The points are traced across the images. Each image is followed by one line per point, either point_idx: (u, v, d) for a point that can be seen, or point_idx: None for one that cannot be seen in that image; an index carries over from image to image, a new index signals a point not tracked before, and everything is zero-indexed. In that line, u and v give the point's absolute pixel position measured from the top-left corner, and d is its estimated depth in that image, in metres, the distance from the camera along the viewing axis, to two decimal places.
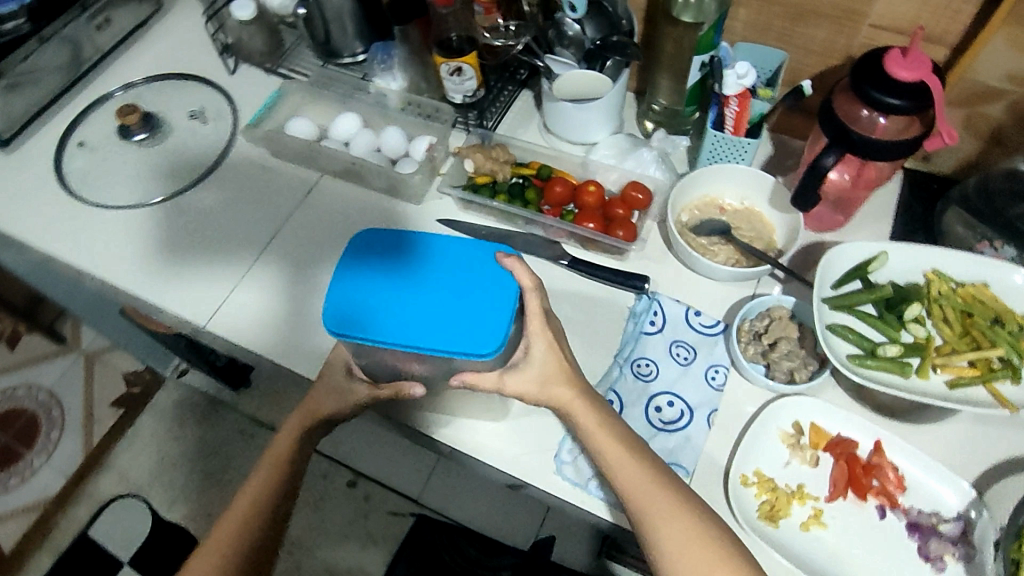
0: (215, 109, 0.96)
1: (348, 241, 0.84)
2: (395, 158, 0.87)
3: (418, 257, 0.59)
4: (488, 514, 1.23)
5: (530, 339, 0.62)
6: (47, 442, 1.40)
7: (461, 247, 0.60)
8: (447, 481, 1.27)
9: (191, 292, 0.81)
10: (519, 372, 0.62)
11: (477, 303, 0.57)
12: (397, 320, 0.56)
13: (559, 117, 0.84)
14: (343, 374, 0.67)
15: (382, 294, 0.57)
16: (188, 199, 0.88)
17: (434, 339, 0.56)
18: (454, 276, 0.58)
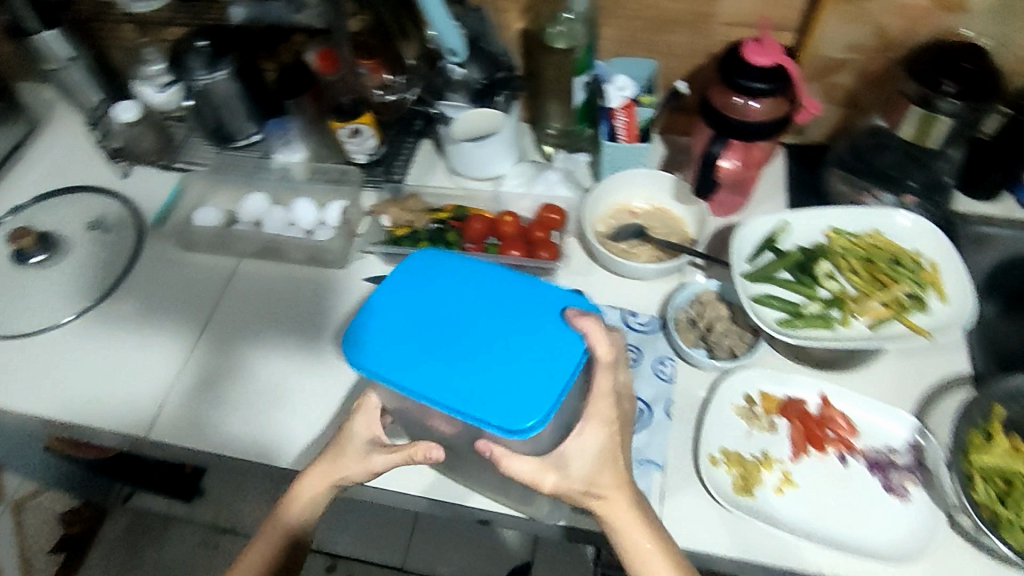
0: (115, 216, 0.93)
1: (279, 319, 0.82)
2: (311, 229, 0.87)
3: (481, 303, 0.56)
4: (476, 564, 1.21)
5: (586, 422, 0.56)
6: None
7: (525, 295, 0.56)
8: (427, 541, 1.24)
9: (123, 405, 0.78)
10: (565, 465, 0.55)
11: (536, 361, 0.53)
12: (446, 366, 0.53)
13: (461, 158, 0.86)
14: (369, 421, 0.62)
15: (438, 336, 0.54)
16: (103, 311, 0.85)
17: (474, 398, 0.52)
18: (514, 327, 0.55)
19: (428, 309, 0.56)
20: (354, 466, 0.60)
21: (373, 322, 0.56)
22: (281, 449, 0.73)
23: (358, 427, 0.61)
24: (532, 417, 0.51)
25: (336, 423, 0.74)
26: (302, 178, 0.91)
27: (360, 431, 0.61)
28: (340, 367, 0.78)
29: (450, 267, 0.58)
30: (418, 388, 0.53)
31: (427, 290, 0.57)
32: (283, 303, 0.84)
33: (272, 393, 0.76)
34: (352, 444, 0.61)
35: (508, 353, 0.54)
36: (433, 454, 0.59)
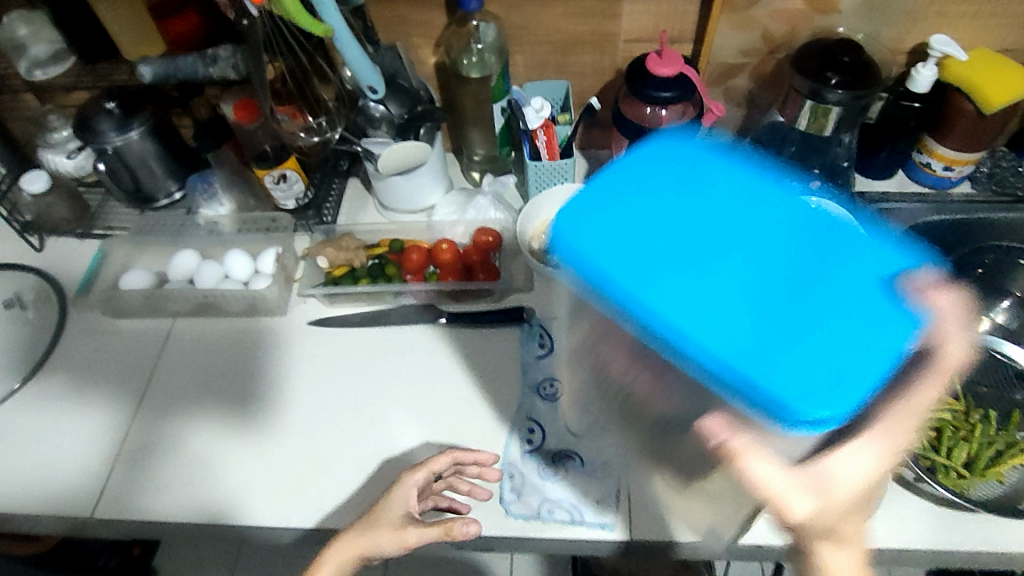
0: (34, 292, 0.89)
1: (224, 373, 0.80)
2: (247, 279, 0.85)
3: (777, 221, 0.42)
4: None
5: (861, 439, 0.46)
6: None
7: (847, 230, 0.43)
8: None
9: (65, 488, 0.73)
10: (823, 475, 0.47)
11: (864, 329, 0.40)
12: (718, 309, 0.41)
13: (391, 193, 0.88)
14: (410, 494, 0.65)
15: (700, 256, 0.42)
16: (30, 392, 0.81)
17: (746, 354, 0.40)
18: (826, 270, 0.41)
19: (708, 212, 0.43)
20: (386, 538, 0.62)
21: (615, 209, 0.43)
22: (244, 508, 0.70)
23: (396, 499, 0.65)
24: (819, 405, 0.39)
25: (297, 472, 0.72)
26: (232, 230, 0.90)
27: (397, 503, 0.65)
28: (294, 416, 0.76)
29: (728, 161, 0.44)
30: (665, 318, 0.41)
31: (686, 186, 0.43)
32: (226, 359, 0.82)
33: (226, 452, 0.74)
34: (385, 514, 0.64)
35: (815, 304, 0.41)
36: (468, 528, 0.62)
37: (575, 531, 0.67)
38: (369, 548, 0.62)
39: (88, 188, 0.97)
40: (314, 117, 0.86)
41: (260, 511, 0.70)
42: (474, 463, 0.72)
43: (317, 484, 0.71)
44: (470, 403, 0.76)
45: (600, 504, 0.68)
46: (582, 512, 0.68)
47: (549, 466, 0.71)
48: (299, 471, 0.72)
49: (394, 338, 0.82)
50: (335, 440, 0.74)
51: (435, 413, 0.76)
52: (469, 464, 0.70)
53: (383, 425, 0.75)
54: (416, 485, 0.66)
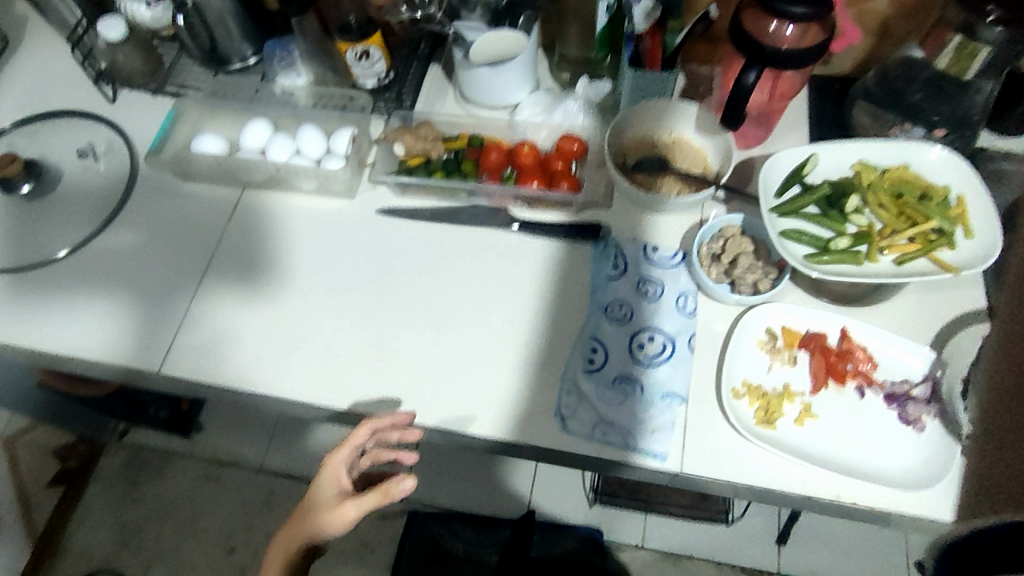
0: (105, 143, 0.88)
1: (289, 251, 0.80)
2: (318, 158, 0.82)
3: None
4: (474, 493, 1.31)
5: None
6: None
7: None
8: (426, 472, 1.33)
9: (132, 342, 0.75)
10: None
11: None
12: None
13: (475, 84, 0.82)
14: (333, 482, 0.64)
15: None
16: (103, 243, 0.81)
17: None
18: None
19: None
20: (327, 517, 0.61)
21: None
22: (304, 386, 0.71)
23: (327, 479, 0.64)
24: None
25: (357, 358, 0.73)
26: (307, 104, 0.86)
27: (329, 482, 0.64)
28: (358, 302, 0.76)
29: None
30: None
31: None
32: (294, 236, 0.80)
33: (288, 330, 0.75)
34: (323, 495, 0.63)
35: None
36: (404, 485, 0.58)
37: (627, 455, 0.67)
38: (320, 531, 0.62)
39: (163, 42, 0.93)
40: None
41: (319, 391, 0.71)
42: (533, 376, 0.71)
43: (377, 373, 0.72)
44: (533, 312, 0.75)
45: (656, 432, 0.68)
46: (636, 437, 0.67)
47: (608, 387, 0.70)
48: (360, 359, 0.73)
49: (465, 239, 0.79)
50: (395, 334, 0.74)
51: (499, 321, 0.74)
52: (389, 431, 0.64)
53: (447, 327, 0.74)
54: (344, 461, 0.64)
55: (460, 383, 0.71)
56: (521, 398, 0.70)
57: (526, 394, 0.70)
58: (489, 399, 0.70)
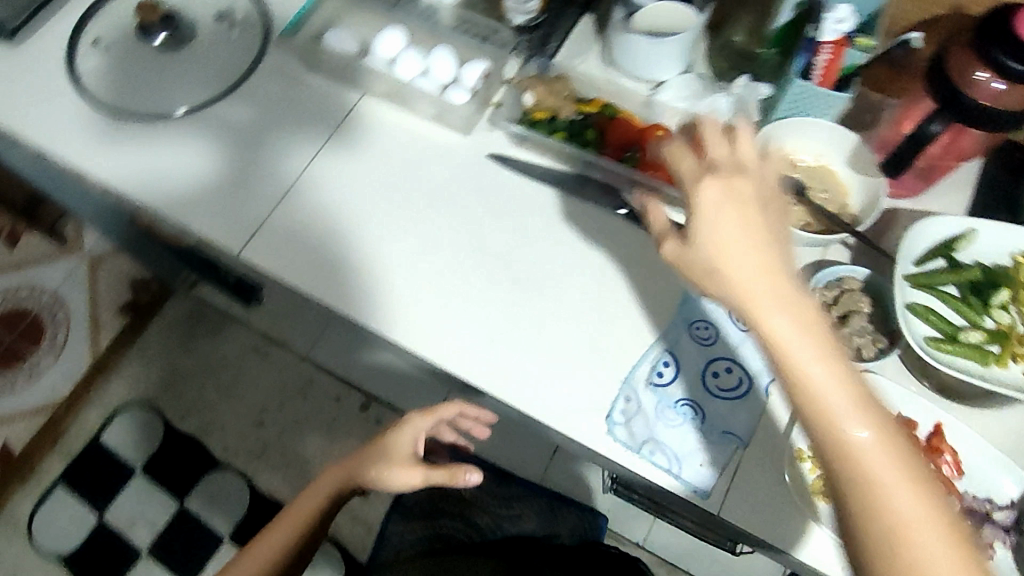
0: (245, 9, 0.85)
1: (390, 170, 0.77)
2: (445, 86, 0.78)
3: None
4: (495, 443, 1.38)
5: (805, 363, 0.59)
6: (54, 345, 1.54)
7: None
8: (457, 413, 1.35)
9: (220, 217, 0.76)
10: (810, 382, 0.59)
11: None
12: None
13: (627, 53, 0.76)
14: (408, 446, 0.77)
15: None
16: (217, 112, 0.80)
17: None
18: None
19: None
20: (398, 472, 0.75)
21: None
22: (370, 311, 0.71)
23: (405, 439, 0.77)
24: None
25: (428, 299, 0.72)
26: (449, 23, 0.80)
27: (405, 441, 0.77)
28: (443, 243, 0.74)
29: None
30: None
31: None
32: (399, 156, 0.78)
33: (368, 251, 0.74)
34: (397, 450, 0.76)
35: None
36: (471, 477, 0.73)
37: (667, 481, 0.65)
38: (386, 480, 0.75)
39: None
40: None
41: (382, 320, 0.71)
42: (596, 370, 0.69)
43: (444, 319, 0.71)
44: (615, 305, 0.71)
45: (702, 466, 0.65)
46: (681, 465, 0.65)
47: (668, 407, 0.67)
48: (430, 301, 0.72)
49: (567, 207, 0.75)
50: (472, 286, 0.72)
51: (578, 305, 0.71)
52: (469, 418, 0.78)
53: (524, 294, 0.72)
54: (422, 429, 0.77)
55: (521, 354, 0.70)
56: (577, 389, 0.68)
57: (583, 386, 0.68)
58: (545, 379, 0.69)
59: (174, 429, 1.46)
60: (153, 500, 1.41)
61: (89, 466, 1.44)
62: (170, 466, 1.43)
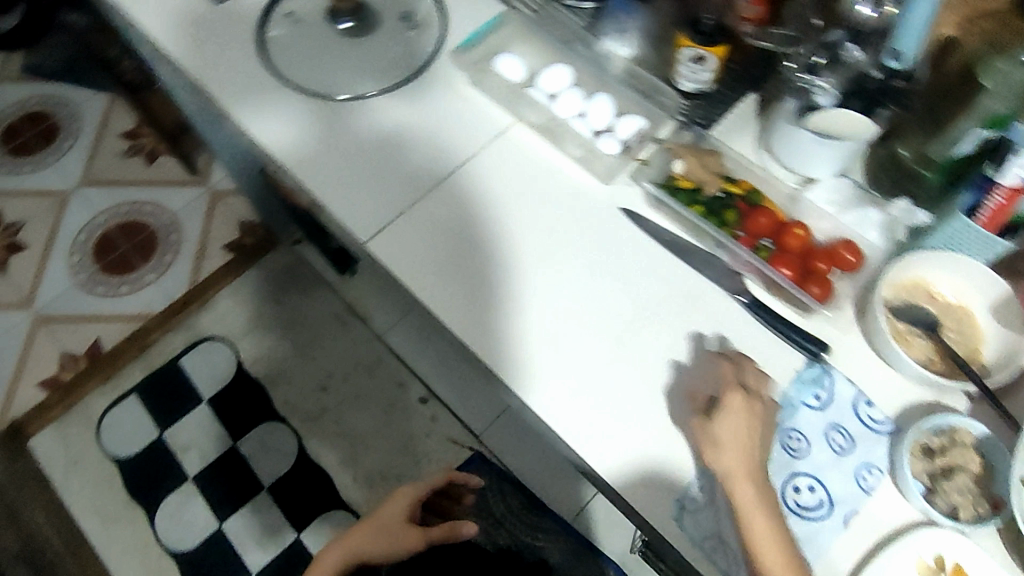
0: (426, 14, 0.89)
1: (525, 198, 0.79)
2: (598, 131, 0.79)
3: None
4: (537, 468, 1.43)
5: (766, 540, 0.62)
6: (194, 263, 1.78)
7: None
8: (509, 428, 1.46)
9: (360, 205, 0.80)
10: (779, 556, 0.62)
11: None
12: None
13: (788, 142, 0.74)
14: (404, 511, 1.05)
15: None
16: (378, 105, 0.85)
17: None
18: None
19: None
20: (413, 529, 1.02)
21: None
22: (473, 331, 0.73)
23: (398, 504, 1.06)
24: None
25: (532, 335, 0.73)
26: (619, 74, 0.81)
27: (398, 506, 1.06)
28: (559, 284, 0.75)
29: None
30: None
31: None
32: (536, 188, 0.79)
33: (486, 273, 0.75)
34: (394, 513, 1.05)
35: None
36: (466, 529, 1.06)
37: None
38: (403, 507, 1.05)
39: None
40: (779, 28, 0.75)
41: (483, 344, 0.73)
42: (678, 452, 0.68)
43: (542, 359, 0.72)
44: None
45: None
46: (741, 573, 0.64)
47: None
48: (533, 337, 0.73)
49: (687, 281, 0.75)
50: (576, 334, 0.73)
51: (676, 380, 0.71)
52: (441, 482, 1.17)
53: (626, 356, 0.72)
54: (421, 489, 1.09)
55: (608, 414, 0.70)
56: (654, 465, 0.68)
57: (661, 463, 0.68)
58: (626, 445, 0.68)
59: (246, 372, 1.53)
60: (210, 433, 1.49)
61: (163, 384, 1.53)
62: (233, 405, 1.51)
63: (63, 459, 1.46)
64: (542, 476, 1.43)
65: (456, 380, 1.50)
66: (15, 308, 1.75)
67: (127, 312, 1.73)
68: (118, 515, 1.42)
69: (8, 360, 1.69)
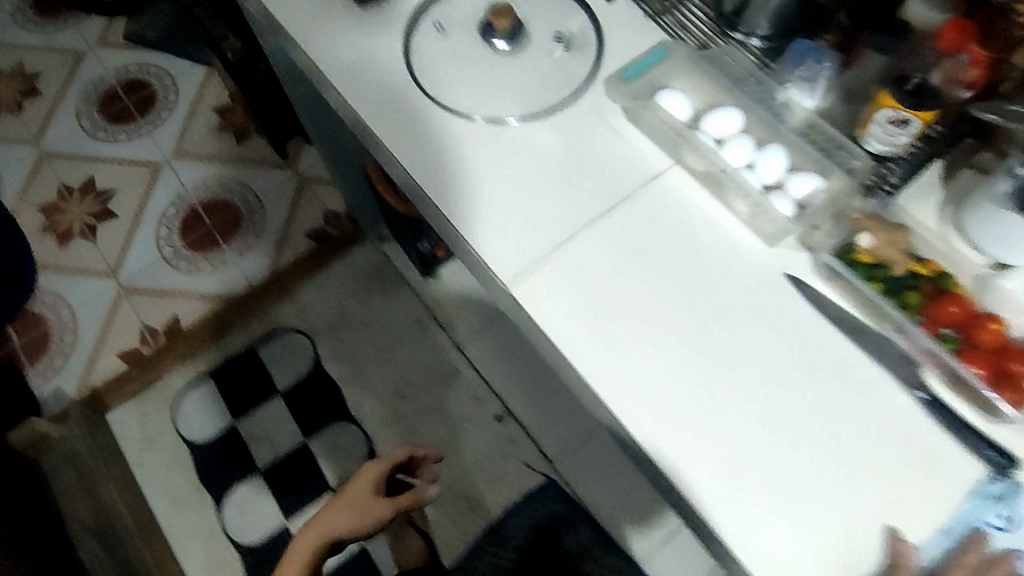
0: (583, 38, 0.83)
1: (680, 252, 0.72)
2: (767, 187, 0.72)
3: None
4: (611, 504, 1.35)
5: None
6: (277, 248, 1.76)
7: None
8: (589, 459, 1.38)
9: (498, 243, 0.74)
10: None
11: None
12: None
13: (990, 227, 0.67)
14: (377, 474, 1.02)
15: None
16: (525, 133, 0.79)
17: None
18: None
19: None
20: (353, 517, 0.96)
21: None
22: (617, 392, 0.68)
23: (366, 474, 1.02)
24: None
25: (682, 406, 0.67)
26: (794, 127, 0.74)
27: (363, 482, 1.01)
28: (714, 354, 0.69)
29: None
30: None
31: None
32: (694, 243, 0.73)
33: (634, 331, 0.70)
34: (357, 486, 1.00)
35: None
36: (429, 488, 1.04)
37: None
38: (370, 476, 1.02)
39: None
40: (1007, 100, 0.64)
41: (626, 407, 0.67)
42: (837, 560, 0.61)
43: (690, 433, 0.66)
44: (881, 496, 0.63)
45: None
46: None
47: None
48: (682, 407, 0.67)
49: (857, 366, 0.67)
50: (729, 411, 0.66)
51: (838, 477, 0.64)
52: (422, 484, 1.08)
53: (784, 442, 0.65)
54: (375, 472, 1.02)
55: (761, 505, 0.63)
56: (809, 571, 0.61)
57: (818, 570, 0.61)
58: (778, 543, 0.62)
59: (322, 369, 1.52)
60: (282, 426, 1.48)
61: (240, 371, 1.52)
62: (307, 401, 1.49)
63: (140, 436, 1.49)
64: (618, 513, 1.35)
65: (536, 400, 1.41)
66: (101, 276, 1.77)
67: (207, 291, 1.73)
68: (188, 498, 1.44)
69: (92, 327, 1.71)
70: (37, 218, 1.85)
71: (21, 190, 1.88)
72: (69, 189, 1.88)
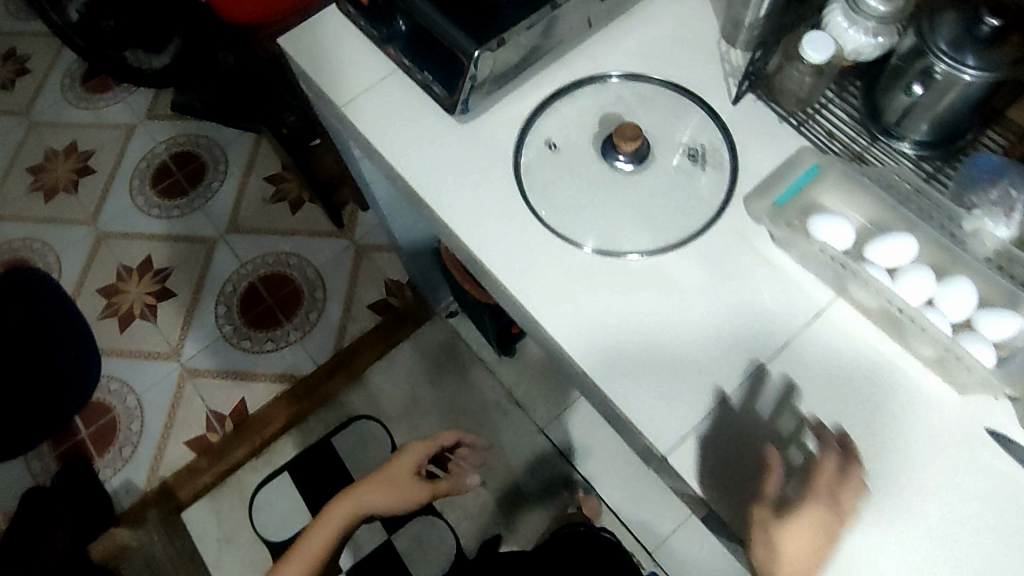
0: (713, 150, 0.75)
1: (866, 412, 0.64)
2: (955, 326, 0.63)
3: None
4: None
5: None
6: (342, 322, 1.72)
7: None
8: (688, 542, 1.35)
9: (652, 404, 0.65)
10: None
11: None
12: None
13: None
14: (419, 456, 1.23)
15: None
16: (659, 263, 0.71)
17: None
18: None
19: None
20: (384, 504, 1.16)
21: None
22: None
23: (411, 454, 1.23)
24: None
25: None
26: (979, 254, 0.65)
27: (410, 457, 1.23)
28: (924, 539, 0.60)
29: None
30: None
31: None
32: (879, 400, 0.64)
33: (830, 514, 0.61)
34: (403, 460, 1.22)
35: None
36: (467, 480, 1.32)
37: None
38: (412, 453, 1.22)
39: (842, 74, 0.74)
40: None
41: None
42: None
43: None
44: None
45: None
46: None
47: None
48: None
49: None
50: None
51: None
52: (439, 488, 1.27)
53: None
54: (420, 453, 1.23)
55: None
56: None
57: None
58: None
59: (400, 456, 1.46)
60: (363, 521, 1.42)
61: (316, 462, 1.48)
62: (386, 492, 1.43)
63: (216, 535, 1.45)
64: None
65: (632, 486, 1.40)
66: (163, 358, 1.73)
67: (272, 372, 1.68)
68: None
69: (158, 415, 1.67)
70: (98, 301, 1.83)
71: (82, 273, 1.86)
72: (127, 269, 1.86)
